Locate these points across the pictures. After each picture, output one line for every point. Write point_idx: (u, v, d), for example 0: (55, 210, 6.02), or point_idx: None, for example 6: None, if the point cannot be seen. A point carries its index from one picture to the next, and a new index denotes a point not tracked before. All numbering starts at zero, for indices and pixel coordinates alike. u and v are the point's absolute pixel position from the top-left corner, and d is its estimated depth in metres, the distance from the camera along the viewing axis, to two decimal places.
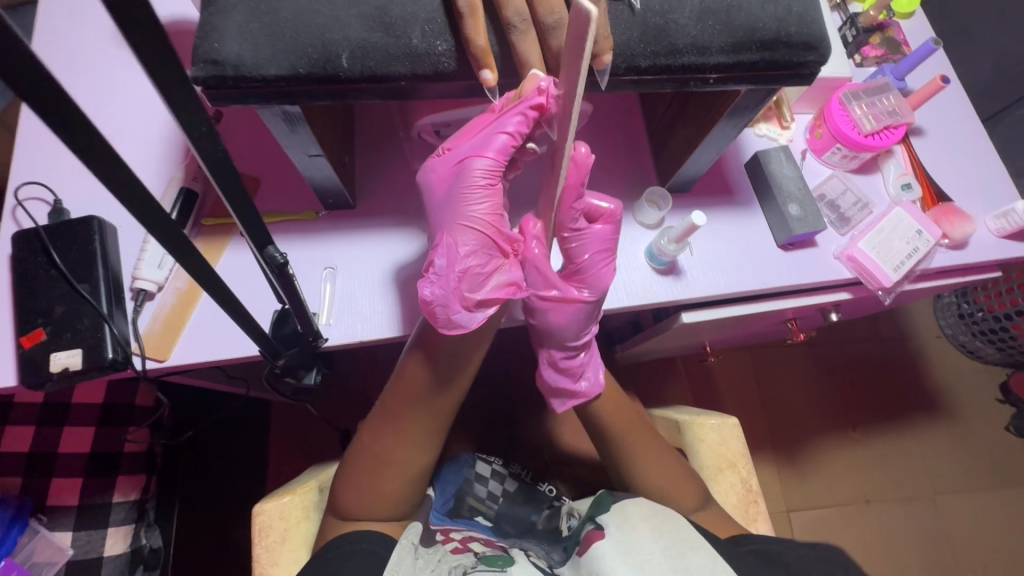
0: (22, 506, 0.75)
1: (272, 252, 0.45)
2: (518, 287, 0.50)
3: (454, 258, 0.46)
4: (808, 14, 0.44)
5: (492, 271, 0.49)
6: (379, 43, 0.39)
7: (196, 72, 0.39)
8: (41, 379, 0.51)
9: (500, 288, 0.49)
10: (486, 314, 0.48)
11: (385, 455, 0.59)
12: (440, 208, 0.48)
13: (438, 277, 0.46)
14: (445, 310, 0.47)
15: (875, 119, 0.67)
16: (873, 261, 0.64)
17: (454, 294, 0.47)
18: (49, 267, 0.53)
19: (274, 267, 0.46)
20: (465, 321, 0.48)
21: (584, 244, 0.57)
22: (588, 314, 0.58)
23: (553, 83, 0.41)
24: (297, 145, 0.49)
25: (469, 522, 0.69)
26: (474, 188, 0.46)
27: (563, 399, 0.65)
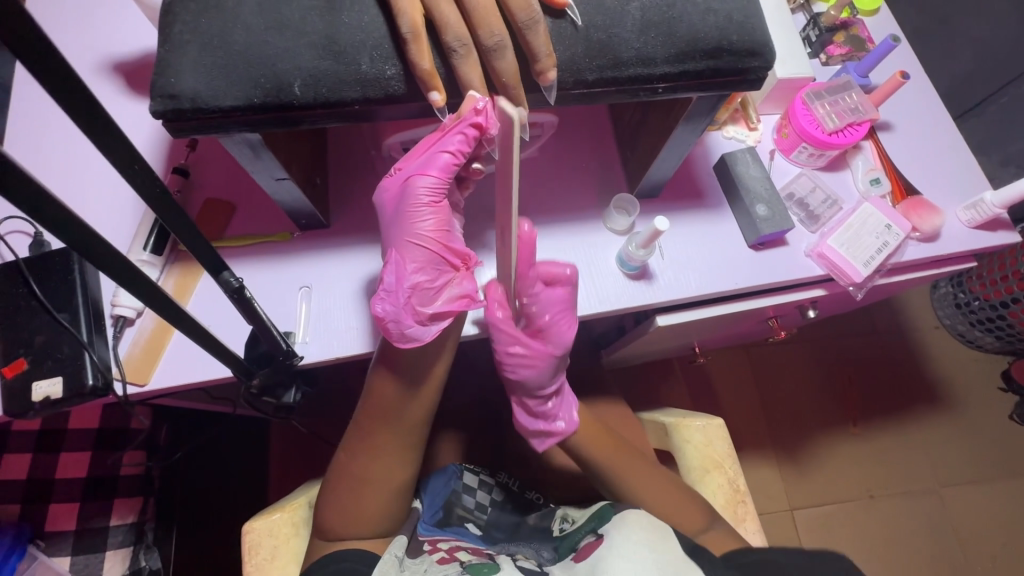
0: (20, 533, 0.76)
1: (227, 277, 0.50)
2: (471, 299, 0.52)
3: (402, 275, 0.50)
4: (748, 22, 0.45)
5: (442, 285, 0.51)
6: (329, 70, 0.41)
7: (155, 106, 0.40)
8: (24, 408, 0.52)
9: (452, 301, 0.52)
10: (439, 327, 0.51)
11: (365, 469, 0.60)
12: (391, 226, 0.51)
13: (388, 294, 0.50)
14: (397, 324, 0.50)
15: (839, 117, 0.67)
16: (844, 258, 0.65)
17: (404, 309, 0.50)
18: (31, 298, 0.55)
19: (230, 292, 0.51)
20: (418, 334, 0.50)
21: (543, 306, 0.62)
22: (555, 366, 0.64)
23: (488, 103, 0.43)
24: (263, 170, 0.51)
25: (458, 530, 0.69)
26: (420, 206, 0.49)
27: (542, 438, 0.67)
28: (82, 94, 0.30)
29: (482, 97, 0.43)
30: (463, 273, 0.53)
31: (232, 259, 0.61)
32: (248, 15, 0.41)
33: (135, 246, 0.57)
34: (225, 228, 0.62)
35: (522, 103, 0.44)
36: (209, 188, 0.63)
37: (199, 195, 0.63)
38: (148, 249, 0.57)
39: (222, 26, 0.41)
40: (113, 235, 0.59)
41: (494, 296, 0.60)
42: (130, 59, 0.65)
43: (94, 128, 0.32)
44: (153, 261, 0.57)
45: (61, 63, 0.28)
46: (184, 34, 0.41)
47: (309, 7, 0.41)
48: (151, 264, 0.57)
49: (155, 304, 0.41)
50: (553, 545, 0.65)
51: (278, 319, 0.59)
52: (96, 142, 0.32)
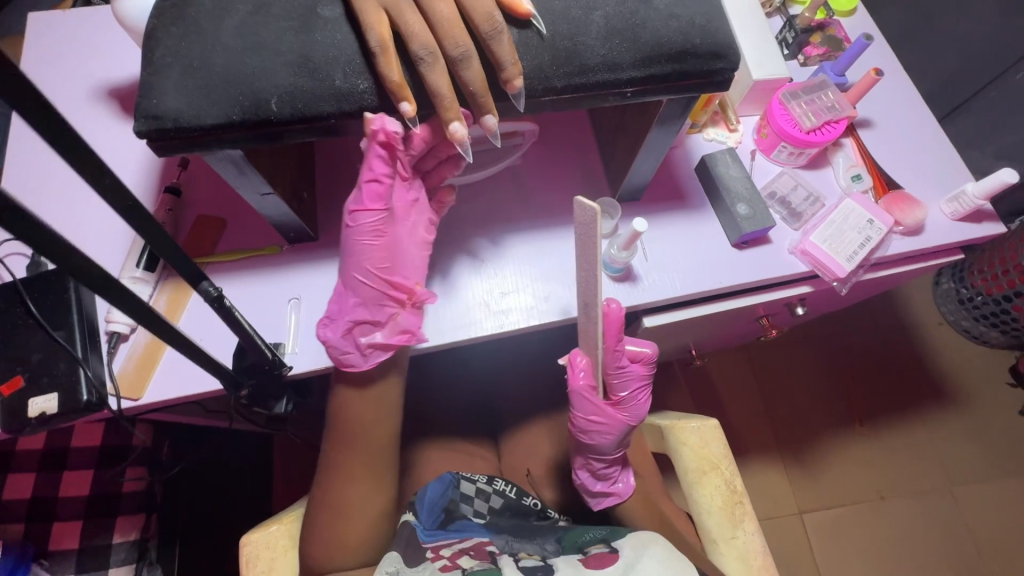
0: (25, 551, 0.77)
1: (207, 287, 0.49)
2: (411, 335, 0.58)
3: (347, 310, 0.58)
4: (711, 24, 0.46)
5: (385, 319, 0.58)
6: (305, 86, 0.42)
7: (139, 127, 0.42)
8: (20, 425, 0.53)
9: (392, 335, 0.58)
10: (378, 357, 0.58)
11: (343, 495, 0.62)
12: (345, 256, 0.58)
13: (332, 323, 0.58)
14: (340, 351, 0.58)
15: (816, 115, 0.68)
16: (826, 254, 0.65)
17: (344, 340, 0.58)
18: (27, 316, 0.56)
19: (211, 301, 0.50)
20: (357, 362, 0.58)
21: (622, 381, 0.65)
22: (624, 435, 0.66)
23: (383, 123, 0.43)
24: (248, 185, 0.52)
25: (461, 530, 0.67)
26: (364, 244, 0.55)
27: (599, 498, 0.70)
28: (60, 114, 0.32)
29: (378, 114, 0.43)
30: (406, 307, 0.58)
31: (223, 273, 0.62)
32: (226, 36, 0.43)
33: (128, 265, 0.59)
34: (214, 244, 0.63)
35: (454, 117, 0.44)
36: (200, 206, 0.65)
37: (191, 213, 0.64)
38: (141, 267, 0.59)
39: (201, 47, 0.43)
40: (107, 255, 0.61)
41: (578, 366, 0.62)
42: (123, 84, 0.67)
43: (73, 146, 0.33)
44: (145, 277, 0.59)
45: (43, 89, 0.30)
46: (165, 57, 0.42)
47: (285, 27, 0.43)
48: (144, 280, 0.59)
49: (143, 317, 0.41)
50: (556, 538, 0.66)
51: (268, 331, 0.60)
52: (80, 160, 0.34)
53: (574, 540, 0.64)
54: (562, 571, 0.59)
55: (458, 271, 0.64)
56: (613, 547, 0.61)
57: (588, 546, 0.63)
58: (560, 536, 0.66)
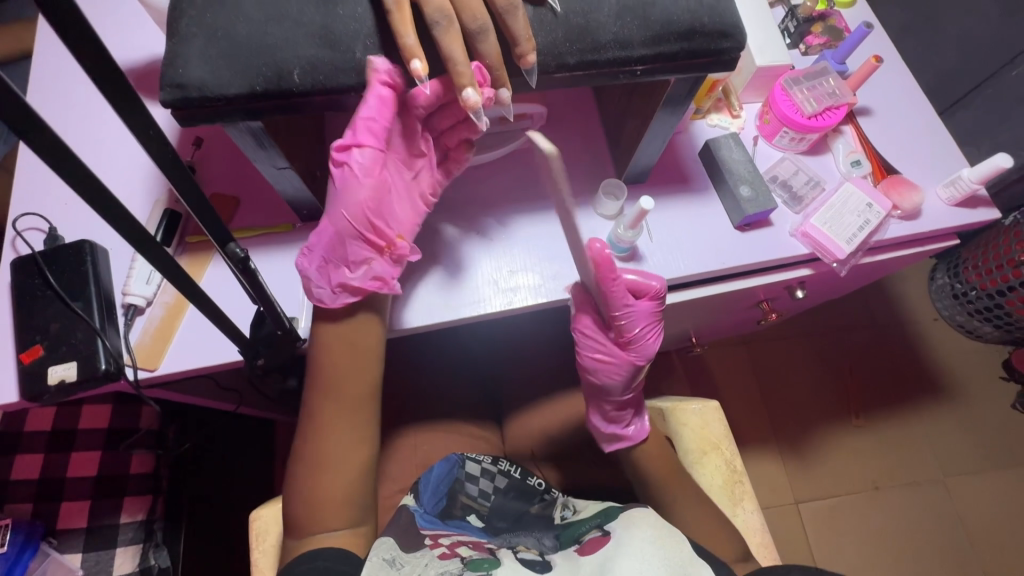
0: (35, 530, 0.78)
1: (234, 249, 0.48)
2: (383, 281, 0.57)
3: (325, 242, 0.56)
4: (719, 5, 0.48)
5: (359, 262, 0.56)
6: (326, 58, 0.43)
7: (164, 96, 0.43)
8: (39, 393, 0.54)
9: (365, 280, 0.56)
10: (344, 298, 0.56)
11: (319, 455, 0.59)
12: (333, 188, 0.56)
13: (311, 254, 0.57)
14: (312, 284, 0.57)
15: (817, 101, 0.70)
16: (826, 236, 0.67)
17: (320, 273, 0.56)
18: (46, 288, 0.57)
19: (237, 263, 0.49)
20: (325, 299, 0.56)
21: (633, 320, 0.64)
22: (631, 373, 0.67)
23: (384, 66, 0.44)
24: (266, 159, 0.54)
25: (460, 522, 0.69)
26: (352, 179, 0.54)
27: (612, 442, 0.70)
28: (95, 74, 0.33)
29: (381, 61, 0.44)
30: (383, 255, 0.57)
31: None
32: (249, 8, 0.44)
33: None
34: (228, 221, 0.65)
35: (467, 83, 0.44)
36: (214, 183, 0.66)
37: (205, 190, 0.66)
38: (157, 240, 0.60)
39: (225, 19, 0.44)
40: None
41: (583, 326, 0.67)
42: (138, 64, 0.68)
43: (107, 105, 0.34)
44: None
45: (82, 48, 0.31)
46: (190, 28, 0.44)
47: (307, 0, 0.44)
48: None
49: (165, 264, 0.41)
50: (554, 534, 0.67)
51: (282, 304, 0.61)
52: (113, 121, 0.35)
53: (571, 532, 0.65)
54: (559, 567, 0.58)
55: (468, 250, 0.66)
56: (606, 530, 0.61)
57: (584, 535, 0.63)
58: (559, 533, 0.67)
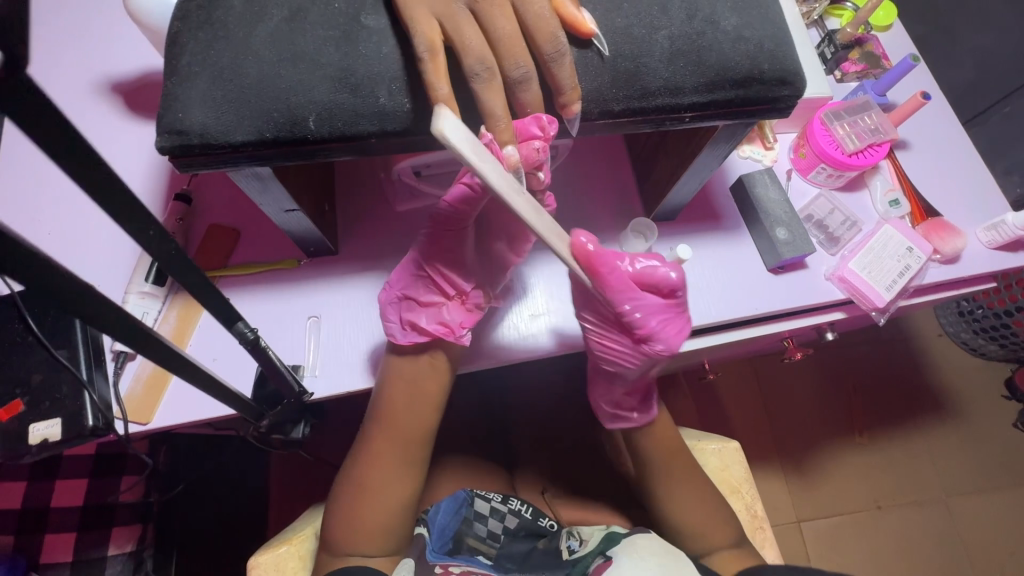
0: (14, 565, 0.73)
1: (243, 328, 0.46)
2: (449, 329, 0.55)
3: (403, 279, 0.56)
4: (780, 49, 0.43)
5: (430, 304, 0.56)
6: (345, 104, 0.39)
7: (161, 142, 0.38)
8: (21, 452, 0.50)
9: (432, 323, 0.55)
10: (410, 338, 0.55)
11: (368, 479, 0.57)
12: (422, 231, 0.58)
13: (389, 287, 0.57)
14: (384, 316, 0.56)
15: (858, 137, 0.66)
16: (865, 282, 0.63)
17: (392, 306, 0.56)
18: (25, 333, 0.52)
19: (246, 343, 0.47)
20: (392, 334, 0.55)
21: (641, 308, 0.51)
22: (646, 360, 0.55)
23: (490, 142, 0.39)
24: (272, 201, 0.49)
25: (469, 559, 0.63)
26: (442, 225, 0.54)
27: (615, 421, 0.65)
28: None
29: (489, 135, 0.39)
30: (453, 301, 0.57)
31: (238, 288, 0.59)
32: (260, 44, 0.39)
33: (137, 278, 0.55)
34: (227, 257, 0.60)
35: (507, 140, 0.39)
36: (212, 214, 0.61)
37: (203, 222, 0.61)
38: (149, 281, 0.55)
39: (232, 56, 0.39)
40: (114, 266, 0.57)
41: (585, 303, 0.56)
42: (129, 79, 0.62)
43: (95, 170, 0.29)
44: (154, 292, 0.55)
45: None
46: (192, 65, 0.39)
47: (324, 37, 0.39)
48: (153, 295, 0.55)
49: (161, 355, 0.36)
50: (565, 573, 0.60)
51: (284, 353, 0.57)
52: None
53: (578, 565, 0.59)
54: None
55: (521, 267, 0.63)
56: (607, 556, 0.57)
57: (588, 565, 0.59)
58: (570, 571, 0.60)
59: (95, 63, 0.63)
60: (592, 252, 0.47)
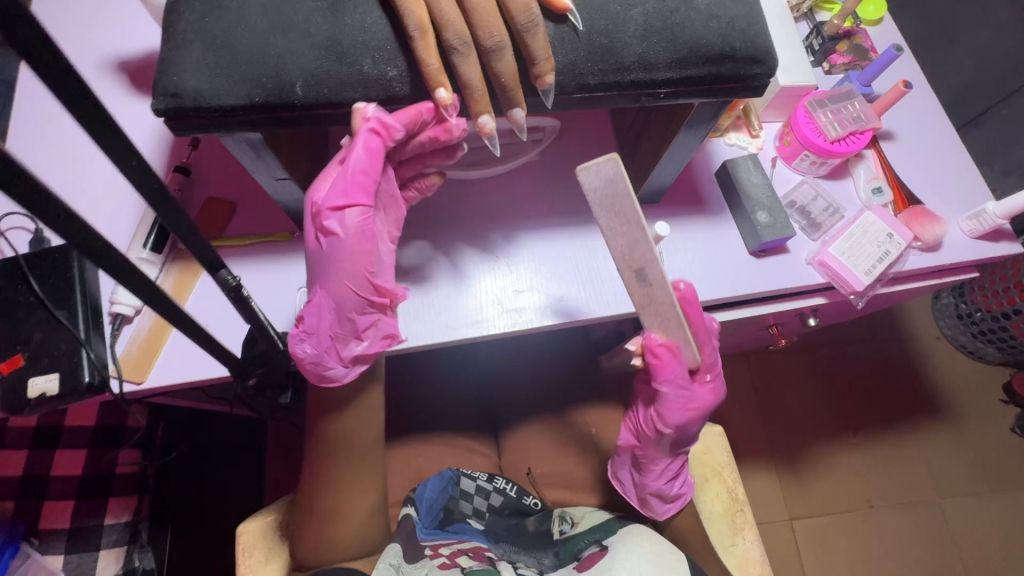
0: (14, 530, 0.75)
1: (225, 275, 0.48)
2: (395, 338, 0.51)
3: (325, 319, 0.48)
4: (752, 28, 0.45)
5: (370, 325, 0.49)
6: (331, 71, 0.41)
7: (157, 105, 0.40)
8: (21, 406, 0.52)
9: (375, 341, 0.50)
10: (363, 368, 0.50)
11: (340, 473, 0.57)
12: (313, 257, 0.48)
13: (307, 335, 0.48)
14: (317, 366, 0.49)
15: (841, 125, 0.67)
16: (845, 266, 0.64)
17: (325, 351, 0.49)
18: (28, 294, 0.55)
19: (229, 291, 0.49)
20: (337, 376, 0.50)
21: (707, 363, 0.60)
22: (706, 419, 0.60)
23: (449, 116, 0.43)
24: (264, 169, 0.51)
25: (461, 530, 0.64)
26: (344, 241, 0.45)
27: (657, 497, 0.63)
28: None
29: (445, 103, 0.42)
30: (384, 311, 0.50)
31: (231, 259, 0.61)
32: (251, 14, 0.41)
33: (135, 244, 0.57)
34: (223, 228, 0.62)
35: (484, 110, 0.43)
36: (210, 186, 0.63)
37: (199, 194, 0.63)
38: (147, 247, 0.57)
39: (225, 25, 0.41)
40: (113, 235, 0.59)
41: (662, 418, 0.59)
42: (134, 57, 0.65)
43: None
44: (152, 259, 0.57)
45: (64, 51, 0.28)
46: (187, 32, 0.41)
47: (312, 8, 0.41)
48: (151, 262, 0.57)
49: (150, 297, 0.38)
50: (554, 551, 0.63)
51: (275, 320, 0.59)
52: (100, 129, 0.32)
53: (568, 548, 0.62)
54: None
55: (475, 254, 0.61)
56: (603, 545, 0.59)
57: (582, 552, 0.61)
58: (558, 549, 0.63)
59: (102, 40, 0.65)
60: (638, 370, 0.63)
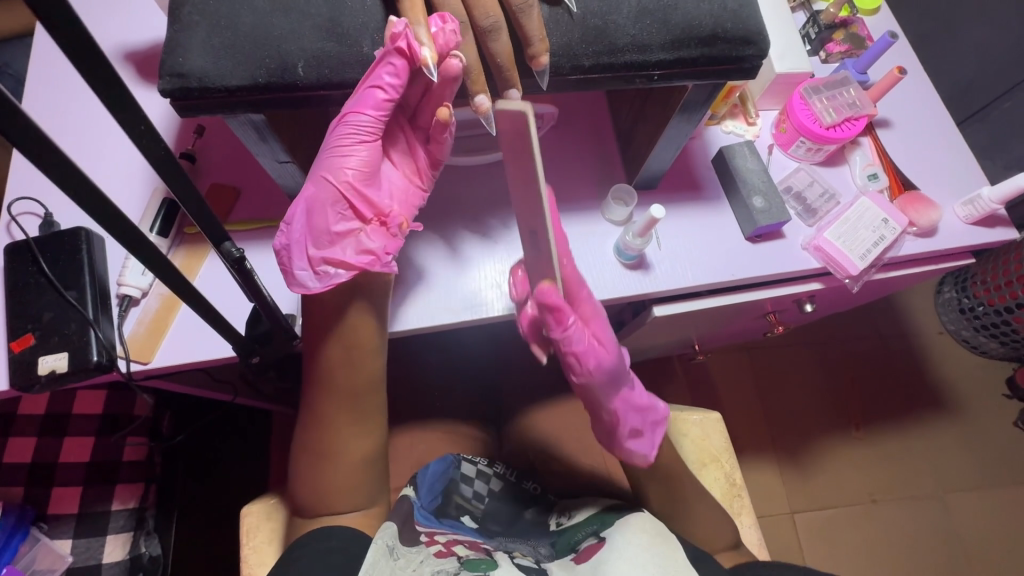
0: (24, 514, 0.76)
1: (229, 248, 0.49)
2: (376, 258, 0.51)
3: (310, 212, 0.49)
4: (743, 11, 0.46)
5: (344, 234, 0.50)
6: (332, 52, 0.42)
7: (163, 85, 0.42)
8: (31, 383, 0.53)
9: (355, 254, 0.50)
10: (330, 276, 0.50)
11: (326, 444, 0.58)
12: (318, 157, 0.50)
13: (288, 228, 0.50)
14: (290, 260, 0.50)
15: (836, 111, 0.68)
16: (840, 251, 0.65)
17: (300, 246, 0.50)
18: (39, 275, 0.56)
19: (232, 262, 0.49)
20: (304, 279, 0.50)
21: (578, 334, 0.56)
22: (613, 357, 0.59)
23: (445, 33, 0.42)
24: (267, 153, 0.52)
25: (454, 523, 0.63)
26: (350, 141, 0.48)
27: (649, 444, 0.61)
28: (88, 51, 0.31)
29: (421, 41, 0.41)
30: (372, 225, 0.52)
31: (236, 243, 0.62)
32: None
33: (143, 227, 0.59)
34: (227, 213, 0.63)
35: (482, 90, 0.45)
36: (215, 173, 0.64)
37: (205, 180, 0.64)
38: (155, 231, 0.58)
39: (229, 8, 0.42)
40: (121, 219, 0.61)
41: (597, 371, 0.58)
42: (142, 46, 0.66)
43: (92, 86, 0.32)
44: (159, 242, 0.59)
45: None
46: (193, 15, 0.42)
47: None
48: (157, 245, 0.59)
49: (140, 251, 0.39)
50: (550, 541, 0.62)
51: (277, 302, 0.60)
52: (110, 104, 0.33)
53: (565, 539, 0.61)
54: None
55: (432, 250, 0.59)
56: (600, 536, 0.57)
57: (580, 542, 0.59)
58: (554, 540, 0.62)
59: (111, 29, 0.67)
60: (554, 301, 0.53)
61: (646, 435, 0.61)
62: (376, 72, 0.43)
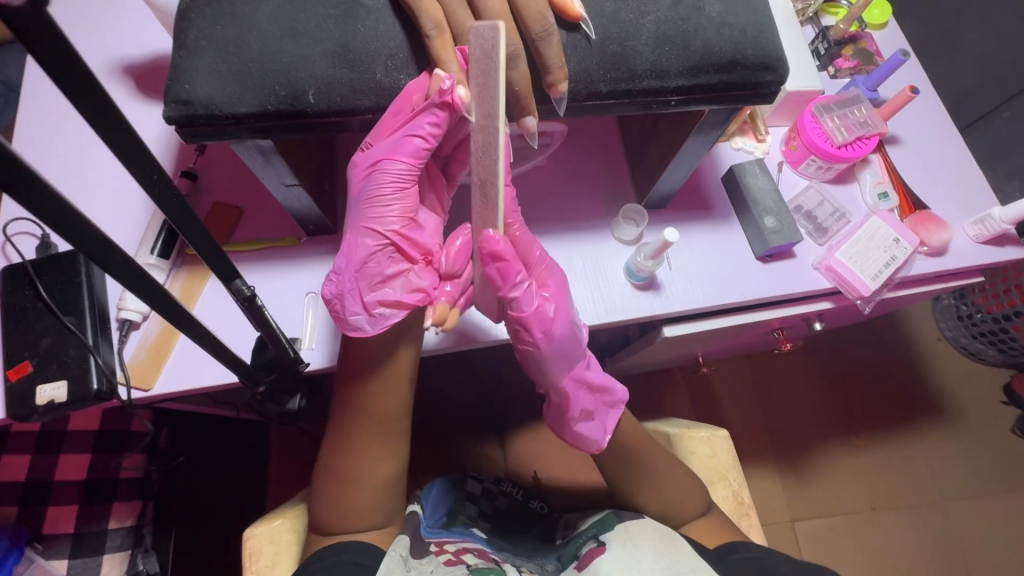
0: (18, 535, 0.74)
1: (240, 285, 0.50)
2: (427, 293, 0.52)
3: (357, 259, 0.50)
4: (763, 36, 0.45)
5: (396, 276, 0.52)
6: (344, 79, 0.41)
7: (168, 112, 0.40)
8: (29, 412, 0.52)
9: (407, 294, 0.52)
10: (385, 318, 0.51)
11: (338, 468, 0.57)
12: (355, 205, 0.52)
13: (337, 276, 0.51)
14: (343, 307, 0.51)
15: (848, 130, 0.68)
16: (852, 272, 0.64)
17: (351, 293, 0.50)
18: (37, 300, 0.55)
19: (243, 300, 0.50)
20: (361, 324, 0.50)
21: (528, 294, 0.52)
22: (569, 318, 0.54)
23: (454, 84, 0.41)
24: (274, 176, 0.51)
25: (464, 532, 0.62)
26: (389, 188, 0.50)
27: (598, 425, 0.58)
28: (91, 83, 0.29)
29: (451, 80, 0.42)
30: (420, 265, 0.53)
31: (239, 264, 0.60)
32: (263, 22, 0.41)
33: (143, 251, 0.57)
34: (230, 234, 0.61)
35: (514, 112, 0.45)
36: (217, 191, 0.63)
37: (207, 199, 0.63)
38: (155, 253, 0.57)
39: (237, 32, 0.41)
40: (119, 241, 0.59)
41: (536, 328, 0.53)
42: (140, 61, 0.65)
43: (96, 118, 0.30)
44: (159, 264, 0.57)
45: (77, 57, 0.27)
46: (199, 40, 0.41)
47: (324, 15, 0.41)
48: (158, 267, 0.57)
49: (139, 285, 0.37)
50: (557, 556, 0.60)
51: (283, 326, 0.58)
52: (112, 134, 0.32)
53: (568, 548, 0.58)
54: None
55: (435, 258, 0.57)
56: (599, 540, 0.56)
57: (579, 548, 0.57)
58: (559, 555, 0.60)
59: (108, 43, 0.65)
60: (501, 251, 0.48)
61: (597, 418, 0.58)
62: (418, 123, 0.44)
